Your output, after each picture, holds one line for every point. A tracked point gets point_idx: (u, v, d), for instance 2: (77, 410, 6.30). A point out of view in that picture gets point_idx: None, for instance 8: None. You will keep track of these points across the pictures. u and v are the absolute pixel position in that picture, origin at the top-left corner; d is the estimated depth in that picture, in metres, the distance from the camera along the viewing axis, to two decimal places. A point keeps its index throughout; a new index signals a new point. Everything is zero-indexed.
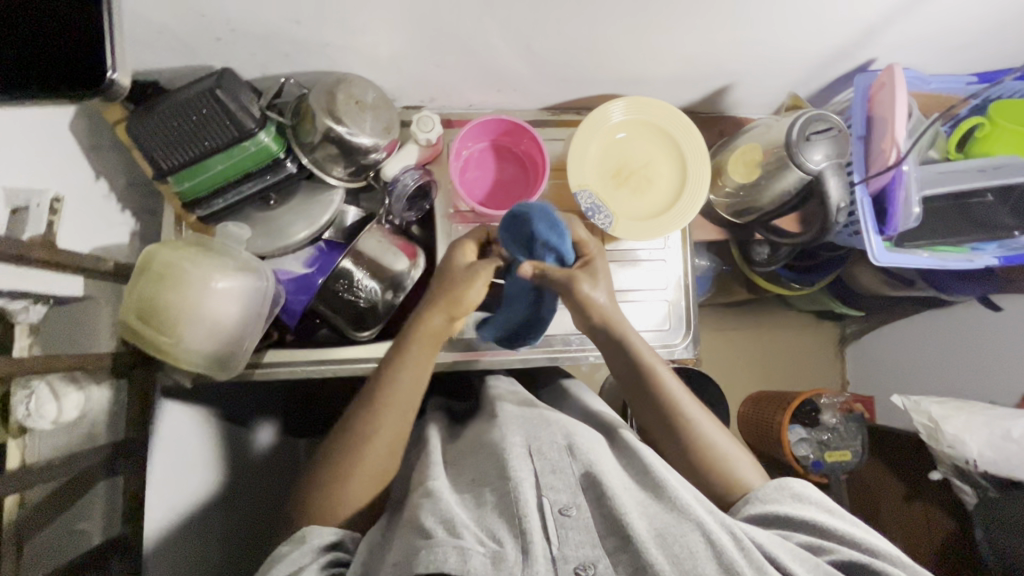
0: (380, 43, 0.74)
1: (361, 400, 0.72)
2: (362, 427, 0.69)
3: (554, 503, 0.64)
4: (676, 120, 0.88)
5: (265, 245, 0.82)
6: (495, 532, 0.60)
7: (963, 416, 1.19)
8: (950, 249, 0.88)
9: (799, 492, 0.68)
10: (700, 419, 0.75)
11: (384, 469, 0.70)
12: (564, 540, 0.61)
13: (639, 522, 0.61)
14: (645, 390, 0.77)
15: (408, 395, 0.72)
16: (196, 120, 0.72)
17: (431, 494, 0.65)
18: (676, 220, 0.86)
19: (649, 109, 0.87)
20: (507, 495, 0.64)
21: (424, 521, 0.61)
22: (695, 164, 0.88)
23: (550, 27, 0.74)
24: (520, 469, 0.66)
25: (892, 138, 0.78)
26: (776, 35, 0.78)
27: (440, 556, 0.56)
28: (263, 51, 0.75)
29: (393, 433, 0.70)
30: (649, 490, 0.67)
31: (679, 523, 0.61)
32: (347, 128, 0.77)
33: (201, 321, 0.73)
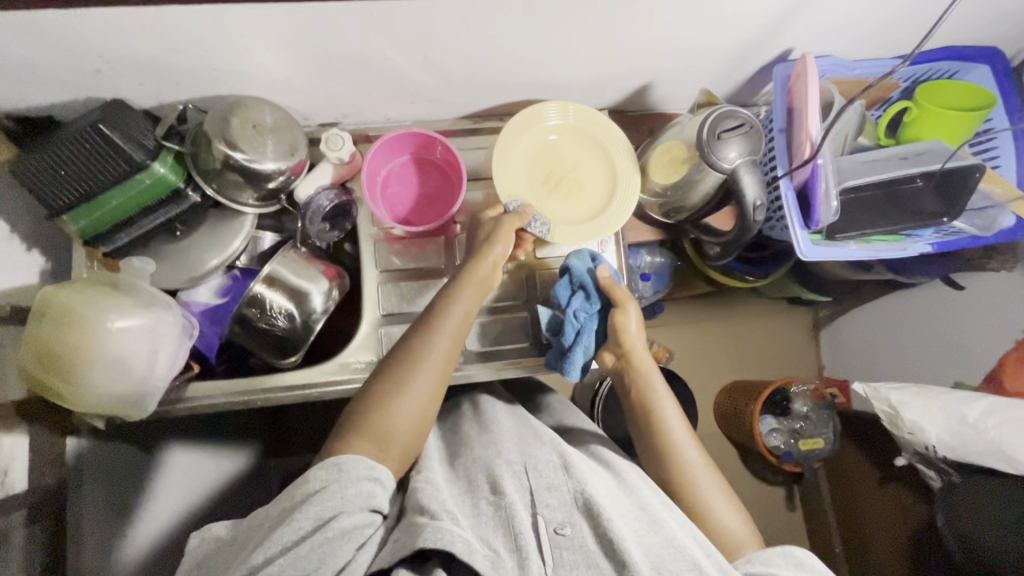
0: (269, 64, 0.72)
1: (419, 322, 0.74)
2: (419, 344, 0.71)
3: (550, 522, 0.65)
4: (608, 122, 0.86)
5: (174, 278, 0.80)
6: (489, 540, 0.63)
7: (921, 402, 1.15)
8: (883, 239, 0.85)
9: (801, 561, 0.68)
10: (695, 464, 0.76)
11: (430, 401, 0.70)
12: (558, 560, 0.63)
13: (637, 555, 0.62)
14: (645, 424, 0.80)
15: (462, 326, 0.74)
16: (83, 156, 0.69)
17: (432, 489, 0.68)
18: (608, 227, 0.83)
19: (582, 115, 0.85)
20: (506, 514, 0.65)
21: (428, 502, 0.65)
22: (625, 167, 0.86)
23: (441, 36, 0.71)
24: (514, 491, 0.68)
25: (806, 133, 0.76)
26: (682, 32, 0.76)
27: (448, 535, 0.58)
28: (151, 80, 0.72)
29: (444, 361, 0.71)
30: (646, 520, 0.66)
31: (676, 561, 0.62)
32: (245, 153, 0.74)
33: (100, 362, 0.71)
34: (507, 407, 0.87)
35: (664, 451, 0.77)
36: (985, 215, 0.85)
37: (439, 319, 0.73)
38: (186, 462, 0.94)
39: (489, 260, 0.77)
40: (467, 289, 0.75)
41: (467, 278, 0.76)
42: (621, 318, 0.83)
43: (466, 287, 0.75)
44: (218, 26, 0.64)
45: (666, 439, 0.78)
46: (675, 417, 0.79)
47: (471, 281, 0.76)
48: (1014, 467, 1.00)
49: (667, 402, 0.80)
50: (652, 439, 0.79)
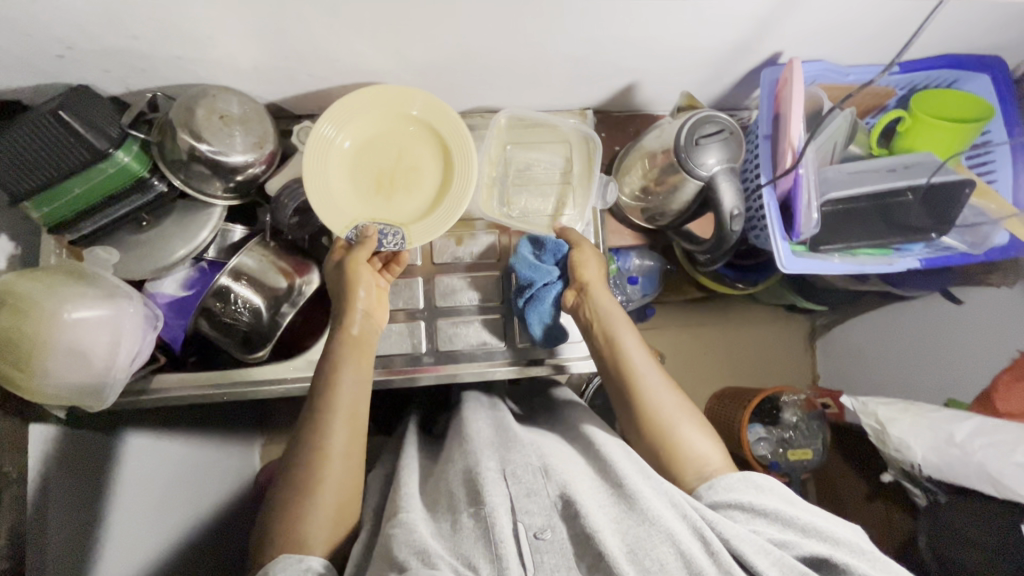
0: (235, 54, 0.70)
1: (311, 398, 0.72)
2: (319, 422, 0.69)
3: (529, 527, 0.60)
4: (387, 92, 0.78)
5: (138, 268, 0.79)
6: (472, 559, 0.57)
7: (908, 419, 1.12)
8: (870, 252, 0.82)
9: (762, 484, 0.66)
10: (658, 388, 0.74)
11: (348, 478, 0.68)
12: (539, 566, 0.58)
13: (611, 539, 0.58)
14: (620, 386, 0.76)
15: (353, 397, 0.72)
16: (44, 143, 0.68)
17: (404, 523, 0.62)
18: (459, 199, 0.79)
19: (348, 106, 0.77)
20: (484, 520, 0.60)
21: (397, 553, 0.57)
22: (443, 126, 0.80)
23: (412, 31, 0.69)
24: (496, 493, 0.63)
25: (788, 142, 0.74)
26: (664, 33, 0.73)
27: None
28: (117, 67, 0.71)
29: (350, 435, 0.70)
30: (620, 500, 0.63)
31: (649, 535, 0.59)
32: (210, 145, 0.73)
33: (56, 353, 0.69)
34: (492, 417, 0.84)
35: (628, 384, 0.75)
36: (978, 231, 0.82)
37: (326, 391, 0.72)
38: (145, 452, 0.93)
39: (356, 319, 0.77)
40: (346, 356, 0.74)
41: (342, 346, 0.75)
42: (580, 255, 0.83)
43: (341, 353, 0.75)
44: (178, 14, 0.62)
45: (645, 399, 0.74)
46: (651, 372, 0.75)
47: (345, 346, 0.75)
48: (1002, 492, 0.97)
49: (639, 357, 0.76)
50: (631, 398, 0.75)
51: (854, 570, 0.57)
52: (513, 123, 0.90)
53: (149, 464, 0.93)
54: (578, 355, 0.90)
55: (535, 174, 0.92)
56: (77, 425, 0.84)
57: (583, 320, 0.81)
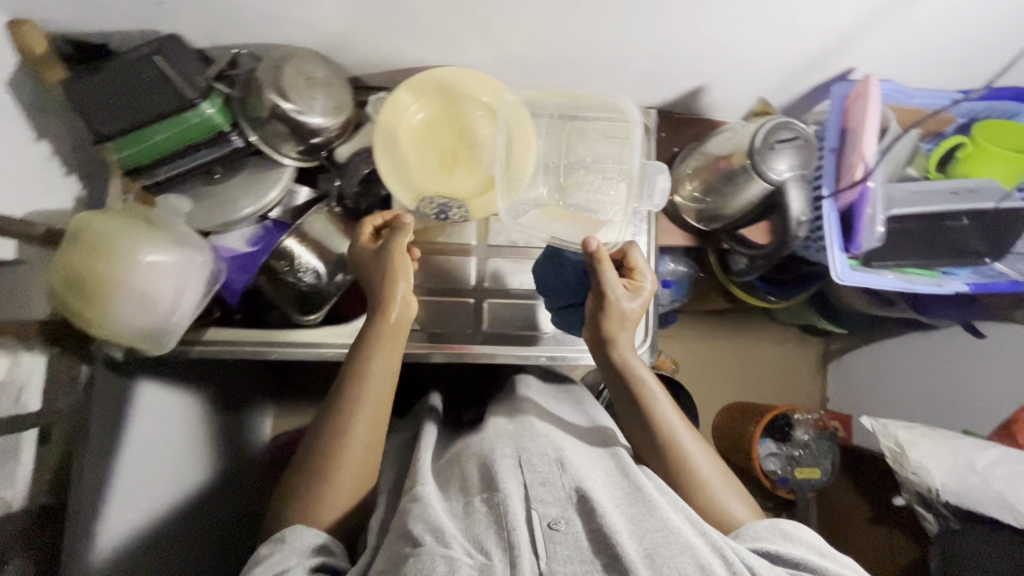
0: (330, 17, 0.72)
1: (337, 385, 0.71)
2: (343, 406, 0.69)
3: (544, 517, 0.61)
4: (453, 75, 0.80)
5: (207, 220, 0.80)
6: (483, 544, 0.58)
7: (929, 443, 1.14)
8: (919, 272, 0.83)
9: (791, 533, 0.64)
10: (691, 446, 0.72)
11: (372, 439, 0.69)
12: (551, 555, 0.58)
13: (628, 541, 0.59)
14: (646, 432, 0.73)
15: (381, 386, 0.70)
16: (135, 86, 0.69)
17: (421, 500, 0.63)
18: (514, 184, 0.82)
19: (421, 84, 0.80)
20: (497, 507, 0.62)
21: (412, 530, 0.59)
22: (506, 108, 0.82)
23: (506, 11, 0.70)
24: (510, 482, 0.64)
25: (860, 153, 0.75)
26: (747, 39, 0.75)
27: (428, 565, 0.55)
28: (210, 19, 0.72)
29: (374, 415, 0.69)
30: (639, 505, 0.63)
31: (669, 544, 0.58)
32: (295, 104, 0.74)
33: (126, 294, 0.70)
34: (507, 404, 0.84)
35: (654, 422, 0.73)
36: None
37: (362, 390, 0.69)
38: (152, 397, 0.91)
39: (395, 304, 0.72)
40: (378, 349, 0.71)
41: (376, 336, 0.71)
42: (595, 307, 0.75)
43: (374, 344, 0.71)
44: None
45: (675, 451, 0.71)
46: (686, 430, 0.72)
47: (380, 336, 0.71)
48: (1019, 520, 0.99)
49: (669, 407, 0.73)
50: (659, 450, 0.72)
51: None
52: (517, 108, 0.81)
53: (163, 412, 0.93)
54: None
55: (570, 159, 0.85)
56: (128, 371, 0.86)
57: (601, 350, 0.77)
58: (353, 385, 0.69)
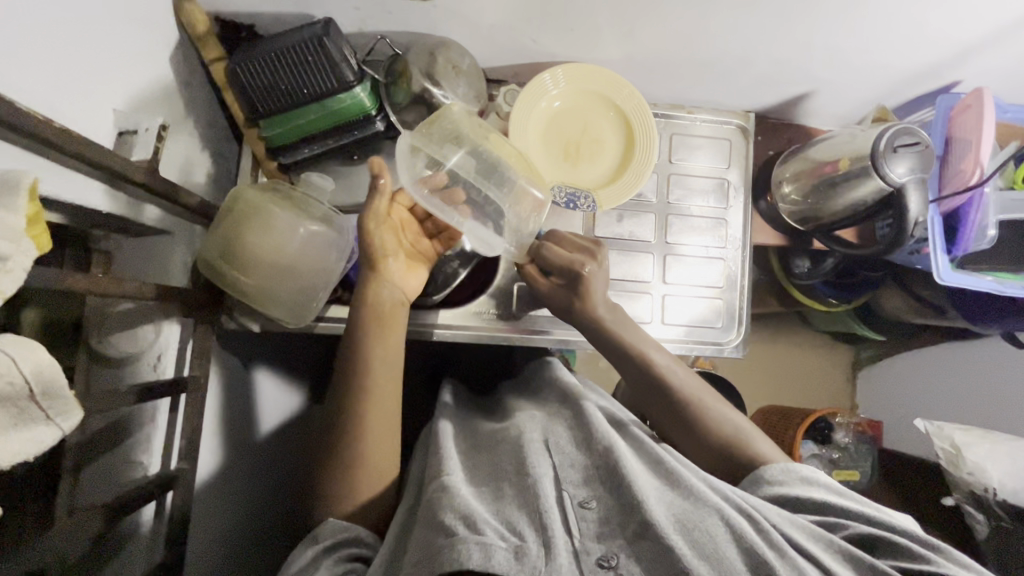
0: (485, 10, 0.75)
1: (343, 383, 0.70)
2: (350, 405, 0.69)
3: (575, 496, 0.61)
4: (575, 69, 0.83)
5: (343, 198, 0.84)
6: (516, 525, 0.56)
7: (986, 445, 1.20)
8: (1008, 276, 0.88)
9: (808, 475, 0.66)
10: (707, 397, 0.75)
11: (386, 419, 0.69)
12: (583, 532, 0.57)
13: (657, 507, 0.57)
14: (664, 402, 0.75)
15: (380, 377, 0.70)
16: (300, 66, 0.71)
17: (446, 487, 0.61)
18: (636, 178, 0.85)
19: (573, 76, 0.83)
20: (524, 491, 0.60)
21: (442, 517, 0.56)
22: (626, 100, 0.85)
23: (655, 12, 0.75)
24: (540, 464, 0.64)
25: (975, 160, 0.80)
26: (872, 46, 0.79)
27: (463, 552, 0.52)
28: (369, 6, 0.75)
29: (382, 411, 0.69)
30: (664, 476, 0.62)
31: (697, 510, 0.57)
32: (443, 90, 0.78)
33: (276, 267, 0.74)
34: (534, 398, 0.81)
35: (664, 389, 0.76)
36: None
37: (366, 392, 0.69)
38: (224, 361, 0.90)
39: (378, 287, 0.73)
40: (372, 335, 0.71)
41: (366, 321, 0.71)
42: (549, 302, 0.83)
43: (366, 331, 0.71)
44: None
45: (699, 408, 0.74)
46: (698, 386, 0.76)
47: (367, 320, 0.71)
48: None
49: (675, 371, 0.77)
50: (681, 416, 0.74)
51: (913, 555, 0.56)
52: (534, 94, 0.83)
53: (234, 388, 0.94)
54: (699, 340, 0.97)
55: (582, 140, 0.87)
56: (226, 343, 0.90)
57: (592, 327, 0.80)
58: (355, 376, 0.69)
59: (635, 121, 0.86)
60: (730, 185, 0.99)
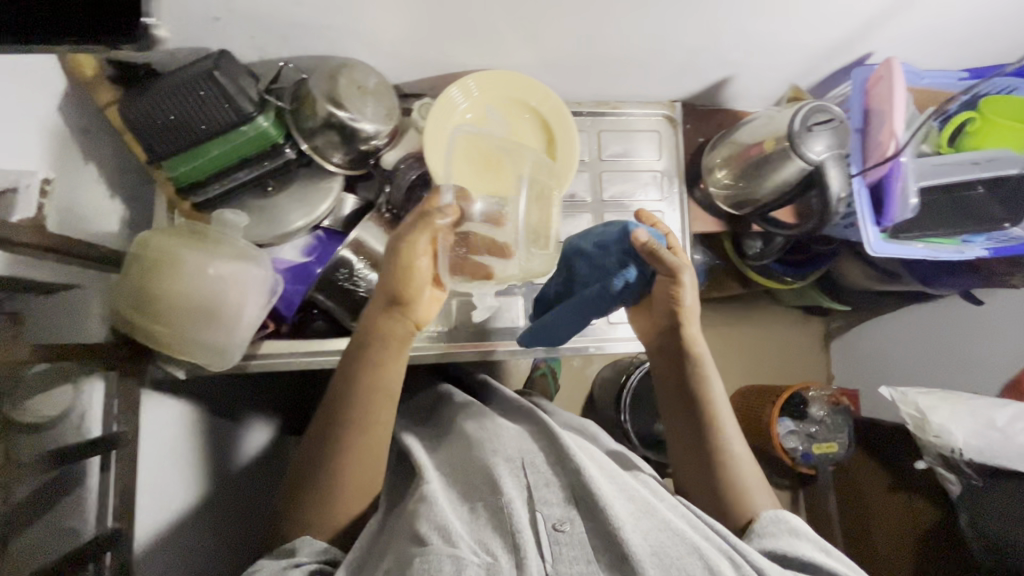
0: (382, 27, 0.74)
1: (336, 407, 0.68)
2: (340, 433, 0.67)
3: (549, 518, 0.59)
4: (489, 77, 0.82)
5: (263, 233, 0.80)
6: (488, 544, 0.56)
7: (948, 407, 1.19)
8: (943, 241, 0.89)
9: (797, 528, 0.66)
10: (738, 450, 0.74)
11: (369, 444, 0.67)
12: (557, 556, 0.55)
13: (634, 537, 0.56)
14: (697, 430, 0.75)
15: (378, 402, 0.68)
16: (191, 103, 0.69)
17: (428, 497, 0.60)
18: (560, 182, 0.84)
19: (488, 84, 0.82)
20: (500, 509, 0.59)
21: (420, 528, 0.56)
22: (545, 105, 0.84)
23: (555, 13, 0.74)
24: (512, 487, 0.61)
25: (890, 131, 0.79)
26: (777, 27, 0.79)
27: (436, 564, 0.52)
28: (263, 33, 0.74)
29: (368, 445, 0.67)
30: (640, 504, 0.62)
31: (675, 545, 0.57)
32: (349, 112, 0.76)
33: (192, 311, 0.72)
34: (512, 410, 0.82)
35: (701, 407, 0.76)
36: None
37: (364, 418, 0.67)
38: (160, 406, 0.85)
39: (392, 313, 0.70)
40: (380, 360, 0.69)
41: (376, 344, 0.69)
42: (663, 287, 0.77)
43: (374, 352, 0.69)
44: None
45: (726, 454, 0.73)
46: (737, 435, 0.75)
47: (378, 344, 0.69)
48: None
49: (727, 414, 0.76)
50: (708, 450, 0.74)
51: None
52: (452, 108, 0.82)
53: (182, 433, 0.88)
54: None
55: None
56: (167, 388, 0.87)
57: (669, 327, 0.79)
58: (357, 402, 0.67)
59: (554, 124, 0.84)
60: (667, 176, 0.98)
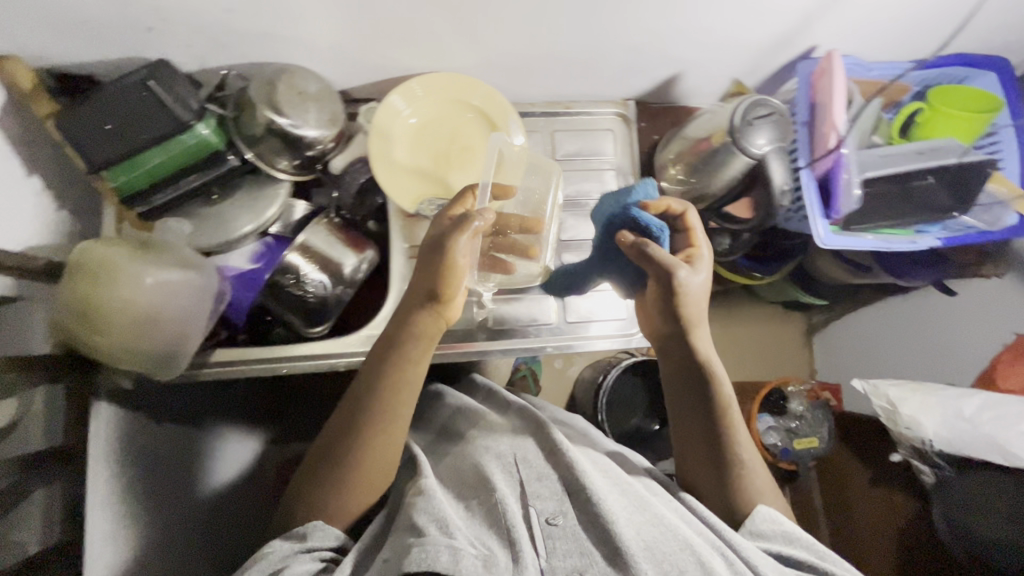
0: (319, 32, 0.74)
1: (360, 405, 0.70)
2: (363, 430, 0.69)
3: (542, 512, 0.68)
4: (433, 80, 0.82)
5: (210, 239, 0.80)
6: (486, 540, 0.63)
7: (918, 397, 1.14)
8: (894, 232, 0.89)
9: (792, 529, 0.70)
10: (746, 447, 0.76)
11: (391, 438, 0.70)
12: (551, 550, 0.64)
13: (628, 530, 0.65)
14: (707, 427, 0.77)
15: (402, 398, 0.70)
16: (132, 112, 0.71)
17: (424, 492, 0.68)
18: None
19: (433, 87, 0.82)
20: (494, 507, 0.67)
21: (415, 520, 0.63)
22: (494, 110, 0.84)
23: (493, 14, 0.74)
24: (504, 484, 0.70)
25: (830, 124, 0.80)
26: (718, 23, 0.79)
27: (433, 553, 0.58)
28: (201, 42, 0.74)
29: (389, 440, 0.70)
30: (634, 499, 0.71)
31: (667, 541, 0.65)
32: (290, 119, 0.75)
33: (134, 321, 0.71)
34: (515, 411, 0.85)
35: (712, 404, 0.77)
36: (991, 212, 0.90)
37: (387, 414, 0.70)
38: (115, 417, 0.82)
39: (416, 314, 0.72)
40: (403, 361, 0.71)
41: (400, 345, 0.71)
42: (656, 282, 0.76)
43: (399, 352, 0.71)
44: None
45: (734, 451, 0.75)
46: (744, 431, 0.77)
47: (401, 345, 0.71)
48: (1008, 459, 0.99)
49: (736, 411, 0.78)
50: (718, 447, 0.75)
51: None
52: (401, 112, 0.82)
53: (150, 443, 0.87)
54: (605, 334, 0.95)
55: (452, 151, 0.85)
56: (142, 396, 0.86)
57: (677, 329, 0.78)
58: (381, 400, 0.70)
59: (501, 127, 0.84)
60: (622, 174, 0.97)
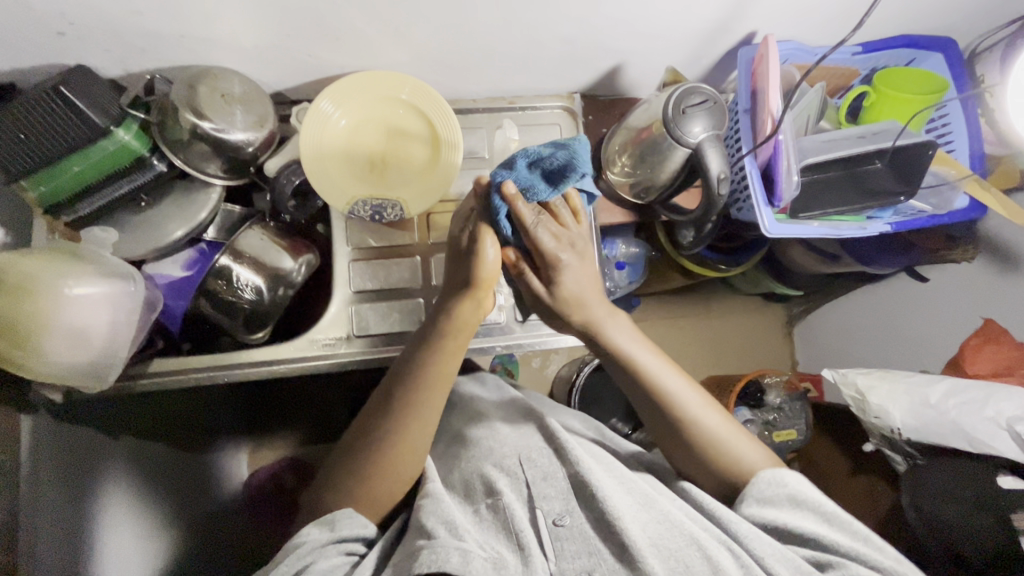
0: (240, 33, 0.72)
1: (389, 397, 0.70)
2: (393, 422, 0.69)
3: (550, 514, 0.68)
4: (363, 79, 0.81)
5: (141, 247, 0.80)
6: (495, 546, 0.65)
7: (887, 385, 1.08)
8: (844, 218, 0.88)
9: (799, 496, 0.66)
10: (729, 430, 0.71)
11: (423, 425, 0.69)
12: (560, 553, 0.65)
13: (635, 528, 0.65)
14: (674, 429, 0.72)
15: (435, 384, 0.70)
16: (46, 119, 0.68)
17: (433, 495, 0.69)
18: (443, 184, 0.83)
19: (365, 86, 0.81)
20: (501, 510, 0.68)
21: (427, 522, 0.65)
22: (430, 109, 0.83)
23: (417, 11, 0.72)
24: (513, 491, 0.70)
25: (767, 110, 0.79)
26: (651, 13, 0.78)
27: (444, 555, 0.59)
28: (119, 46, 0.72)
29: (420, 428, 0.69)
30: (642, 496, 0.70)
31: (673, 537, 0.64)
32: (213, 122, 0.75)
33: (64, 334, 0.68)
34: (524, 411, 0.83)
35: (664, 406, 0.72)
36: (938, 193, 0.92)
37: (414, 402, 0.69)
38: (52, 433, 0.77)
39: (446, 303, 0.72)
40: (428, 353, 0.71)
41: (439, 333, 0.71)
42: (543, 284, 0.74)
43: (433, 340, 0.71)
44: None
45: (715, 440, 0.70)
46: (717, 414, 0.72)
47: (436, 334, 0.71)
48: (976, 446, 0.96)
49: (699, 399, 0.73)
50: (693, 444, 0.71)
51: None
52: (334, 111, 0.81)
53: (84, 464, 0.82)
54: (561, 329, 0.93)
55: (389, 151, 0.84)
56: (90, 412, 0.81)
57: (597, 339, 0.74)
58: (412, 389, 0.69)
59: (438, 126, 0.83)
60: None
